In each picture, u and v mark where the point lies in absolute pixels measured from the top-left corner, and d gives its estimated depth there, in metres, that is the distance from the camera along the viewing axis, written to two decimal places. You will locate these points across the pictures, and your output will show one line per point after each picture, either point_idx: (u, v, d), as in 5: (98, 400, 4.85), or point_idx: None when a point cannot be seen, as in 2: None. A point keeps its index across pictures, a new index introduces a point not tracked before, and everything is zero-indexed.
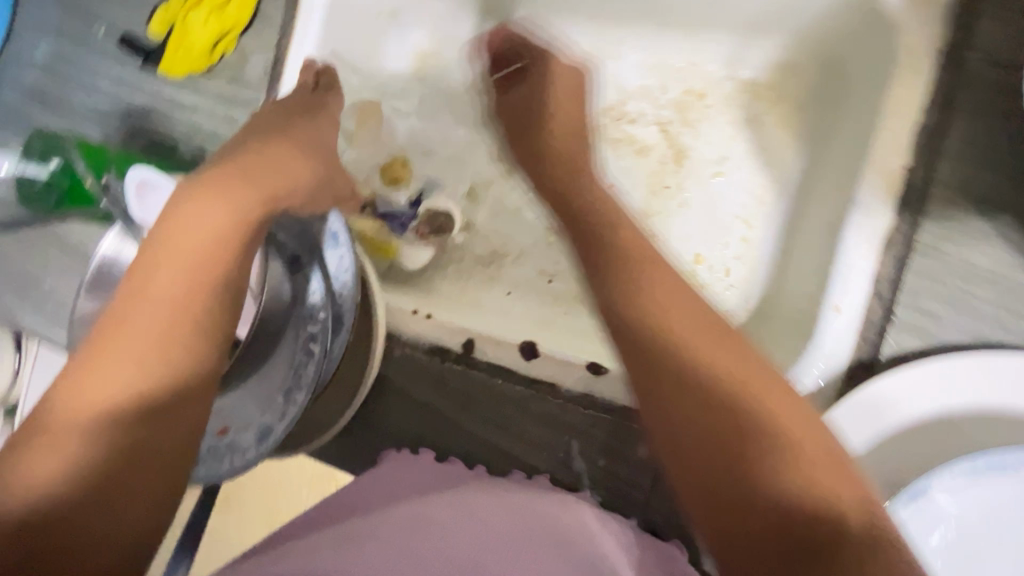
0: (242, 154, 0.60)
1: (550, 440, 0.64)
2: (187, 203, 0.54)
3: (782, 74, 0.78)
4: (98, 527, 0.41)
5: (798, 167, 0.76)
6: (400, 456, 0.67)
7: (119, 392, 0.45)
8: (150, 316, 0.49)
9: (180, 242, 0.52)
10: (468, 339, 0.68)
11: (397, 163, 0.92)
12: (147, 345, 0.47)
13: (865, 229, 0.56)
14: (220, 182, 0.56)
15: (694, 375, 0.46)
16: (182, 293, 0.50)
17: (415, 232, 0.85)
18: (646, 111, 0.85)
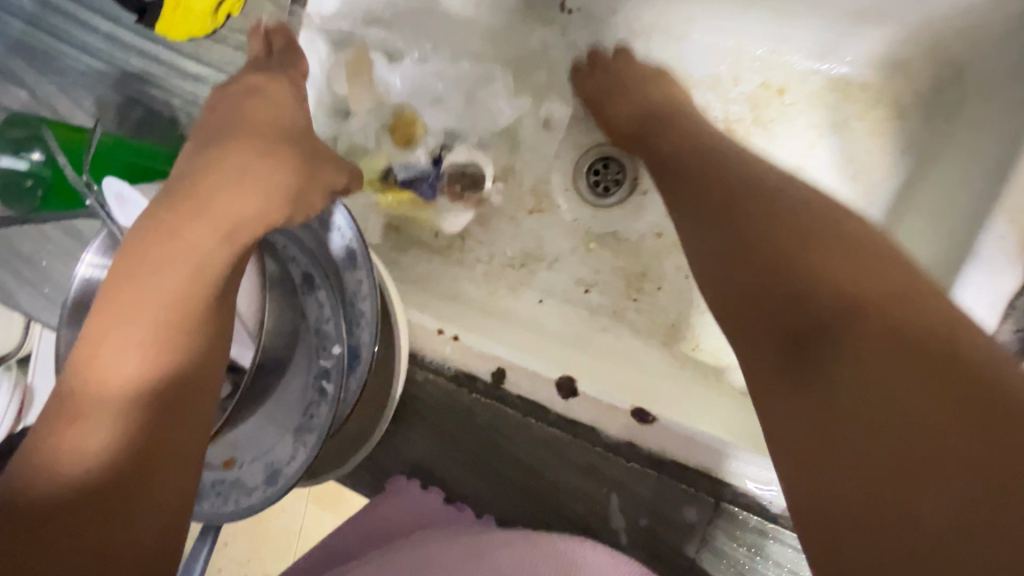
0: (235, 150, 0.50)
1: (587, 490, 0.59)
2: (176, 203, 0.45)
3: (884, 76, 0.66)
4: (121, 526, 0.35)
5: (889, 184, 0.66)
6: (410, 488, 0.62)
7: (101, 429, 0.37)
8: (137, 337, 0.40)
9: (167, 247, 0.42)
10: (499, 369, 0.59)
11: (406, 118, 0.77)
12: (133, 376, 0.38)
13: (985, 292, 0.46)
14: (215, 181, 0.47)
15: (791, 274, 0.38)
16: (174, 308, 0.41)
17: (448, 194, 0.78)
18: (714, 105, 0.73)
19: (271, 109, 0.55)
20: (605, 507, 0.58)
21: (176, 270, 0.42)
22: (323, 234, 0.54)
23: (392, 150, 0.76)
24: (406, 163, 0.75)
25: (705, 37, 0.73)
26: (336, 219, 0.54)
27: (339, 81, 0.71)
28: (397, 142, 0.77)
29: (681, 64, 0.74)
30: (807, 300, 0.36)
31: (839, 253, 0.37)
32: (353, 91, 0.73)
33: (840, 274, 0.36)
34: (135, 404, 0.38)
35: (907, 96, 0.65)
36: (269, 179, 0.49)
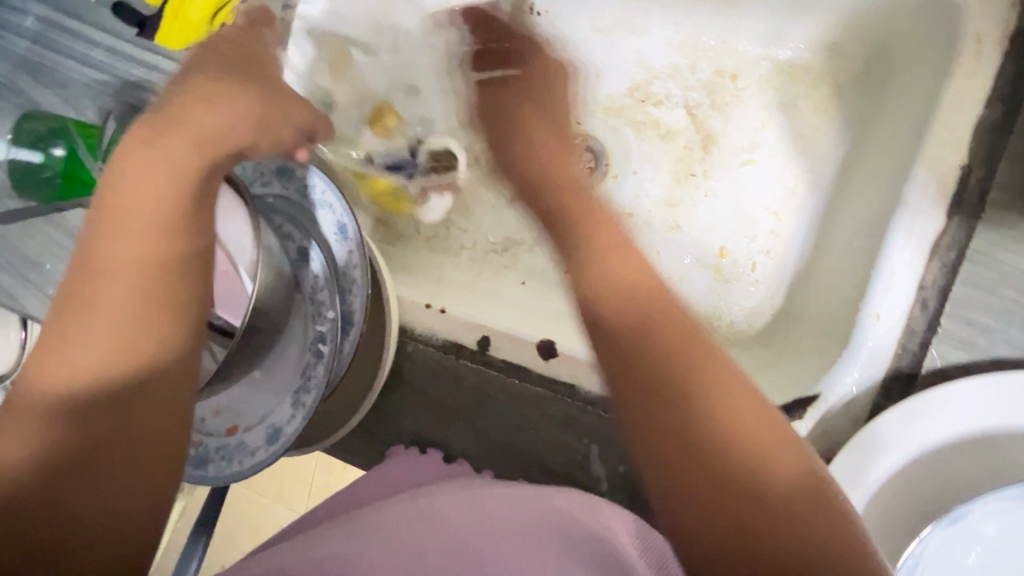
0: (188, 100, 0.49)
1: (569, 443, 0.63)
2: (132, 164, 0.45)
3: (823, 58, 0.73)
4: (104, 501, 0.37)
5: (834, 155, 0.72)
6: (410, 452, 0.66)
7: (89, 380, 0.39)
8: (113, 296, 0.41)
9: (130, 208, 0.44)
10: (484, 337, 0.66)
11: (383, 108, 0.84)
12: (111, 330, 0.40)
13: (912, 233, 0.52)
14: (164, 137, 0.46)
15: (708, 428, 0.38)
16: (146, 270, 0.42)
17: (424, 177, 0.85)
18: (673, 92, 0.80)
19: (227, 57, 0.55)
20: (586, 458, 0.62)
21: (139, 232, 0.43)
22: (316, 212, 0.60)
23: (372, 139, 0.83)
24: (387, 153, 0.82)
25: (661, 31, 0.80)
26: (325, 195, 0.59)
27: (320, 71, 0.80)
28: (377, 134, 0.83)
29: (642, 56, 0.81)
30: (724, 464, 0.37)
31: (762, 425, 0.38)
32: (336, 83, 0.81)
33: (777, 462, 0.37)
34: (113, 357, 0.40)
35: (844, 74, 0.72)
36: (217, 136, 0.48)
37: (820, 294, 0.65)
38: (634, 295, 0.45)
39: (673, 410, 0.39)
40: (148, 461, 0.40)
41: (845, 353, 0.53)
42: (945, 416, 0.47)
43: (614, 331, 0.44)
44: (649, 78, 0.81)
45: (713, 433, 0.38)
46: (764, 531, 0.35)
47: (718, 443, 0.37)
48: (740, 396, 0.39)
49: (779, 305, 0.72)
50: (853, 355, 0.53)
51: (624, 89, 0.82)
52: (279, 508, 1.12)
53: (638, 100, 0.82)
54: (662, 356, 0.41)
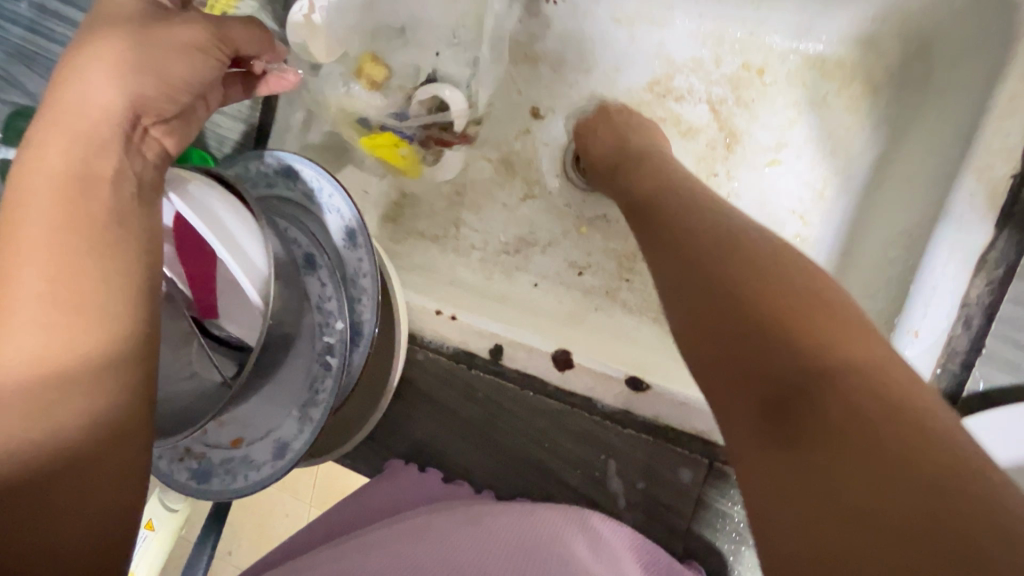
0: (64, 87, 0.39)
1: (584, 457, 0.61)
2: (29, 175, 0.37)
3: (859, 54, 0.69)
4: (101, 496, 0.33)
5: (867, 157, 0.69)
6: (406, 468, 0.64)
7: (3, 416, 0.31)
8: (17, 314, 0.33)
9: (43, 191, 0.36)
10: (497, 346, 0.63)
11: (367, 59, 0.74)
12: (21, 355, 0.32)
13: (958, 246, 0.49)
14: (55, 139, 0.38)
15: (746, 298, 0.37)
16: (58, 283, 0.34)
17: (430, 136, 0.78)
18: (696, 88, 0.76)
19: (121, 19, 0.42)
20: (602, 473, 0.60)
21: (43, 242, 0.35)
22: (324, 216, 0.57)
23: (363, 95, 0.74)
24: (382, 109, 0.75)
25: (686, 22, 0.75)
26: (333, 199, 0.56)
27: (295, 33, 0.69)
28: (364, 88, 0.74)
29: (663, 49, 0.77)
30: (755, 335, 0.35)
31: (810, 301, 0.36)
32: (315, 40, 0.70)
33: (817, 329, 0.34)
34: (55, 355, 0.33)
35: (879, 70, 0.68)
36: (103, 132, 0.39)
37: None
38: (690, 220, 0.48)
39: (711, 288, 0.39)
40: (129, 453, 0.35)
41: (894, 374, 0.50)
42: None
43: (675, 239, 0.46)
44: (670, 73, 0.77)
45: (765, 313, 0.35)
46: (793, 409, 0.31)
47: (750, 310, 0.36)
48: (776, 270, 0.38)
49: None
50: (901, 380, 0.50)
51: (644, 83, 0.78)
52: (284, 503, 1.11)
53: (659, 96, 0.77)
54: (712, 249, 0.42)
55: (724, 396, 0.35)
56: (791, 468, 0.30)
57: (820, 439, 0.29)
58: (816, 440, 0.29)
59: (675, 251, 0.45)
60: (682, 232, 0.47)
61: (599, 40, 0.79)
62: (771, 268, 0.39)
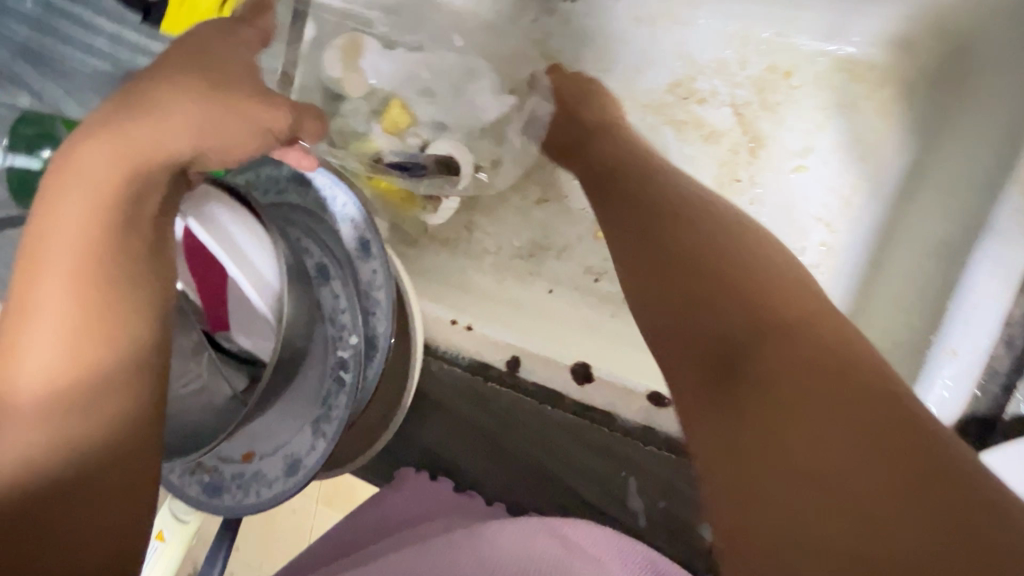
0: (121, 111, 0.37)
1: (604, 473, 0.59)
2: (58, 188, 0.35)
3: (892, 55, 0.66)
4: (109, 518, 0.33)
5: (899, 164, 0.66)
6: (418, 479, 0.63)
7: (12, 438, 0.31)
8: (44, 320, 0.33)
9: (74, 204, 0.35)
10: (514, 357, 0.61)
11: (394, 106, 0.69)
12: (38, 374, 0.32)
13: (1003, 263, 0.47)
14: (88, 153, 0.35)
15: (702, 286, 0.35)
16: (69, 306, 0.33)
17: (432, 183, 0.72)
18: (719, 90, 0.73)
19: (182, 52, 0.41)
20: (622, 490, 0.59)
21: (67, 255, 0.34)
22: (336, 225, 0.55)
23: (381, 136, 0.70)
24: (394, 151, 0.69)
25: (710, 21, 0.73)
26: (346, 208, 0.54)
27: (332, 67, 0.70)
28: (383, 130, 0.69)
29: (686, 49, 0.74)
30: (718, 328, 0.33)
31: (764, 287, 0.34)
32: (347, 75, 0.70)
33: (777, 313, 0.32)
34: (75, 371, 0.32)
35: (914, 74, 0.66)
36: (148, 157, 0.37)
37: (882, 319, 0.60)
38: (649, 209, 0.46)
39: (670, 280, 0.37)
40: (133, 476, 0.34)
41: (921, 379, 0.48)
42: None
43: (635, 230, 0.44)
44: (693, 74, 0.74)
45: (722, 294, 0.34)
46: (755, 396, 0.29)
47: (710, 300, 0.34)
48: (730, 258, 0.37)
49: None
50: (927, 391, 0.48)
51: (665, 85, 0.75)
52: (289, 503, 1.10)
53: (680, 98, 0.75)
54: (670, 239, 0.41)
55: (686, 394, 0.32)
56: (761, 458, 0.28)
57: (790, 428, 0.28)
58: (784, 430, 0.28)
59: (634, 245, 0.43)
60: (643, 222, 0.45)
61: (618, 39, 0.77)
62: (727, 259, 0.37)
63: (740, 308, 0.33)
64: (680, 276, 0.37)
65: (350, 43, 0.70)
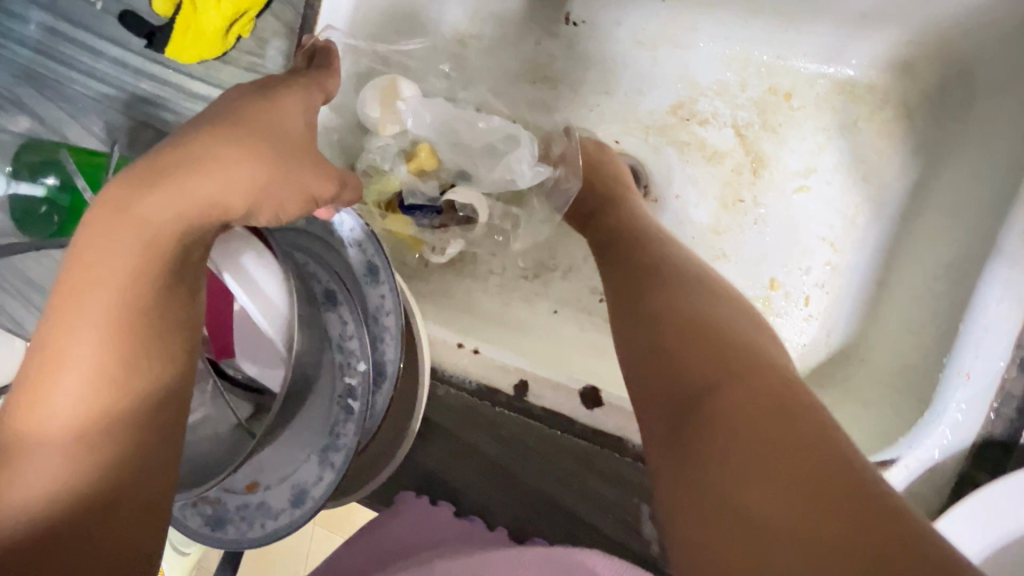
0: (178, 167, 0.37)
1: (615, 500, 0.58)
2: (102, 228, 0.36)
3: (891, 78, 0.67)
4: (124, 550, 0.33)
5: (900, 185, 0.67)
6: (421, 504, 0.61)
7: (41, 487, 0.32)
8: (77, 354, 0.34)
9: (118, 246, 0.36)
10: (522, 381, 0.60)
11: (424, 151, 0.68)
12: (69, 408, 0.33)
13: (1013, 285, 0.47)
14: (143, 201, 0.36)
15: (670, 340, 0.38)
16: (95, 357, 0.34)
17: (444, 230, 0.72)
18: (721, 111, 0.74)
19: (227, 108, 0.42)
20: (634, 517, 0.58)
21: (103, 297, 0.35)
22: (344, 251, 0.55)
23: (404, 177, 0.69)
24: (413, 193, 0.69)
25: (710, 45, 0.74)
26: (354, 233, 0.54)
27: (369, 105, 0.69)
28: (408, 172, 0.69)
29: (687, 72, 0.75)
30: (680, 377, 0.35)
31: (727, 338, 0.37)
32: (383, 115, 0.69)
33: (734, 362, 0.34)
34: (104, 405, 0.34)
35: (913, 97, 0.67)
36: (196, 214, 0.37)
37: (895, 339, 0.60)
38: (638, 267, 0.49)
39: (644, 335, 0.40)
40: (147, 509, 0.34)
41: (902, 440, 0.49)
42: None
43: (622, 288, 0.47)
44: (694, 96, 0.75)
45: (685, 346, 0.37)
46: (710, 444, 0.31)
47: (675, 352, 0.36)
48: (699, 313, 0.40)
49: (834, 346, 0.67)
50: (888, 468, 0.48)
51: (667, 106, 0.76)
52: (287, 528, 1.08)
53: (682, 119, 0.75)
54: (651, 294, 0.43)
55: (656, 445, 0.34)
56: (715, 505, 0.29)
57: (741, 475, 0.29)
58: (735, 477, 0.29)
59: (622, 300, 0.45)
60: (632, 278, 0.48)
61: (621, 61, 0.77)
62: (695, 314, 0.40)
63: (710, 349, 0.36)
64: (661, 316, 0.40)
65: (391, 83, 0.69)
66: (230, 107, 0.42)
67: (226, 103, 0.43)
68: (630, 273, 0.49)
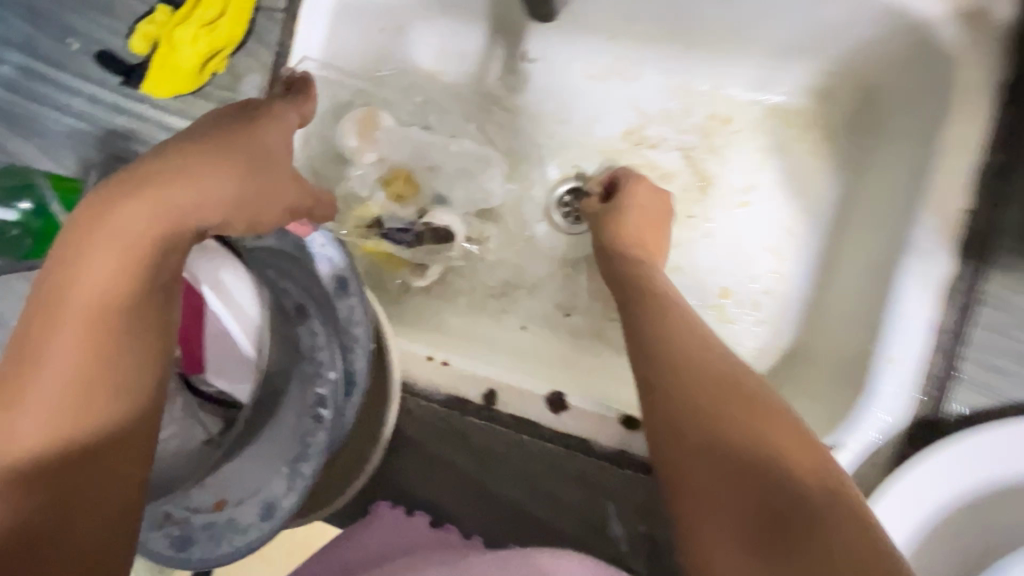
0: (157, 178, 0.40)
1: (583, 501, 0.60)
2: (86, 235, 0.38)
3: (815, 103, 0.74)
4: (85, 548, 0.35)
5: (830, 198, 0.73)
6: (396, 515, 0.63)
7: (12, 488, 0.34)
8: (56, 358, 0.36)
9: (100, 253, 0.38)
10: (490, 391, 0.61)
11: (401, 176, 0.77)
12: (47, 408, 0.36)
13: (924, 277, 0.52)
14: (121, 210, 0.38)
15: (731, 441, 0.39)
16: (74, 367, 0.36)
17: (423, 251, 0.77)
18: (668, 136, 0.80)
19: (213, 130, 0.45)
20: (602, 517, 0.60)
21: (83, 305, 0.37)
22: (312, 264, 0.55)
23: (383, 202, 0.76)
24: (392, 217, 0.75)
25: (655, 77, 0.80)
26: (325, 248, 0.55)
27: (347, 135, 0.75)
28: (387, 197, 0.76)
29: (635, 101, 0.81)
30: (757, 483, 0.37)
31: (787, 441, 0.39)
32: (361, 143, 0.76)
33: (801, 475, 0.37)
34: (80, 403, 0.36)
35: (835, 119, 0.74)
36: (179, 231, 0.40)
37: (835, 336, 0.64)
38: (659, 316, 0.50)
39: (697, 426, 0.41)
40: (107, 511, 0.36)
41: (843, 425, 0.52)
42: None
43: (650, 346, 0.47)
44: (643, 122, 0.81)
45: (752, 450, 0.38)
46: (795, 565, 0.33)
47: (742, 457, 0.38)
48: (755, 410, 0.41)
49: (784, 348, 0.72)
50: (835, 453, 0.51)
51: (620, 133, 0.82)
52: None
53: (634, 144, 0.81)
54: (687, 373, 0.44)
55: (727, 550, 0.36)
56: None
57: None
58: None
59: (651, 363, 0.46)
60: (660, 334, 0.48)
61: (576, 92, 0.83)
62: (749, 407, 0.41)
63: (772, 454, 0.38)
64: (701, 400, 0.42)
65: (369, 113, 0.76)
66: (211, 125, 0.46)
67: (208, 121, 0.47)
68: (657, 326, 0.49)
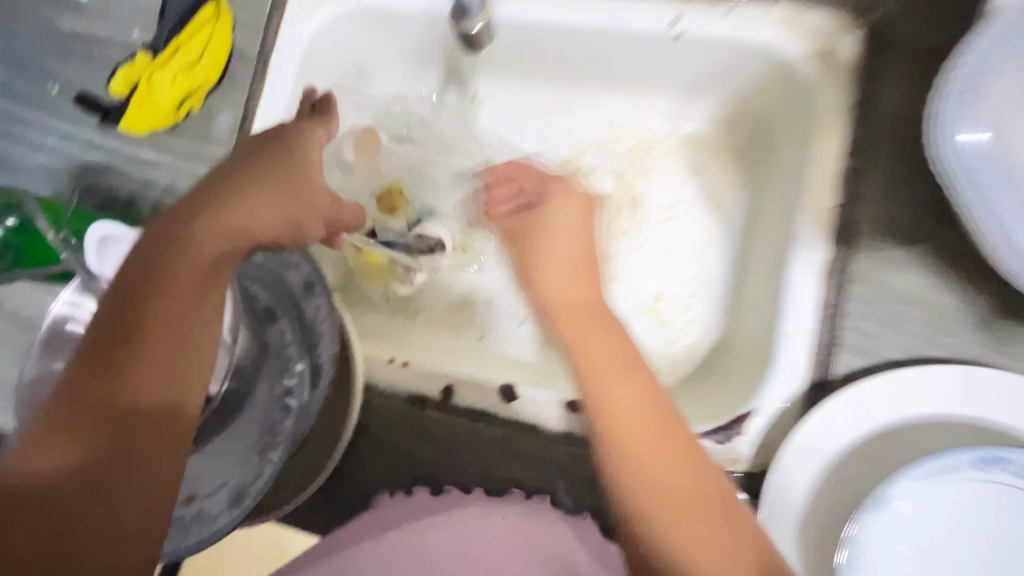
0: (215, 210, 0.54)
1: (536, 481, 0.65)
2: (157, 256, 0.52)
3: (721, 131, 0.87)
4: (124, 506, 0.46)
5: (740, 209, 0.84)
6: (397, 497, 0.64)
7: (71, 454, 0.46)
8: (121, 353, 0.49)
9: (161, 272, 0.51)
10: (447, 386, 0.68)
11: (394, 191, 0.85)
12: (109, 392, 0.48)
13: (808, 263, 0.62)
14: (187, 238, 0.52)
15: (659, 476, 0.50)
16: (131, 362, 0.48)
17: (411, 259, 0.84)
18: (601, 163, 0.92)
19: (260, 161, 0.57)
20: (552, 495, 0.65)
21: (145, 313, 0.50)
22: (284, 271, 0.62)
23: (376, 214, 0.84)
24: (384, 228, 0.83)
25: (588, 112, 0.92)
26: (292, 256, 0.62)
27: (346, 151, 0.86)
28: (381, 209, 0.84)
29: (571, 133, 0.93)
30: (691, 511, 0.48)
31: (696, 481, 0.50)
32: (357, 159, 0.87)
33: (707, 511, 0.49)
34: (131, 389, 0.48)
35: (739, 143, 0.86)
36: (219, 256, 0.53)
37: (750, 324, 0.74)
38: (594, 309, 0.59)
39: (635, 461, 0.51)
40: (146, 477, 0.47)
41: (755, 393, 0.61)
42: (915, 393, 0.56)
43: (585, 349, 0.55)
44: (579, 151, 0.92)
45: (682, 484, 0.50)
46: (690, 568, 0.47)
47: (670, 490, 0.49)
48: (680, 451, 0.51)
49: (712, 342, 0.81)
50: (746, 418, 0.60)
51: (560, 161, 0.93)
52: None
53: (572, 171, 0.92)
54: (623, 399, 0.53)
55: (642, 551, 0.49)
56: None
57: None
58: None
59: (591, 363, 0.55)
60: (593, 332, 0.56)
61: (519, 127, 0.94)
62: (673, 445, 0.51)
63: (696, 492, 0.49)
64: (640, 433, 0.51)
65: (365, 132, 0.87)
66: (259, 153, 0.58)
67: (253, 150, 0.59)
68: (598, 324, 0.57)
